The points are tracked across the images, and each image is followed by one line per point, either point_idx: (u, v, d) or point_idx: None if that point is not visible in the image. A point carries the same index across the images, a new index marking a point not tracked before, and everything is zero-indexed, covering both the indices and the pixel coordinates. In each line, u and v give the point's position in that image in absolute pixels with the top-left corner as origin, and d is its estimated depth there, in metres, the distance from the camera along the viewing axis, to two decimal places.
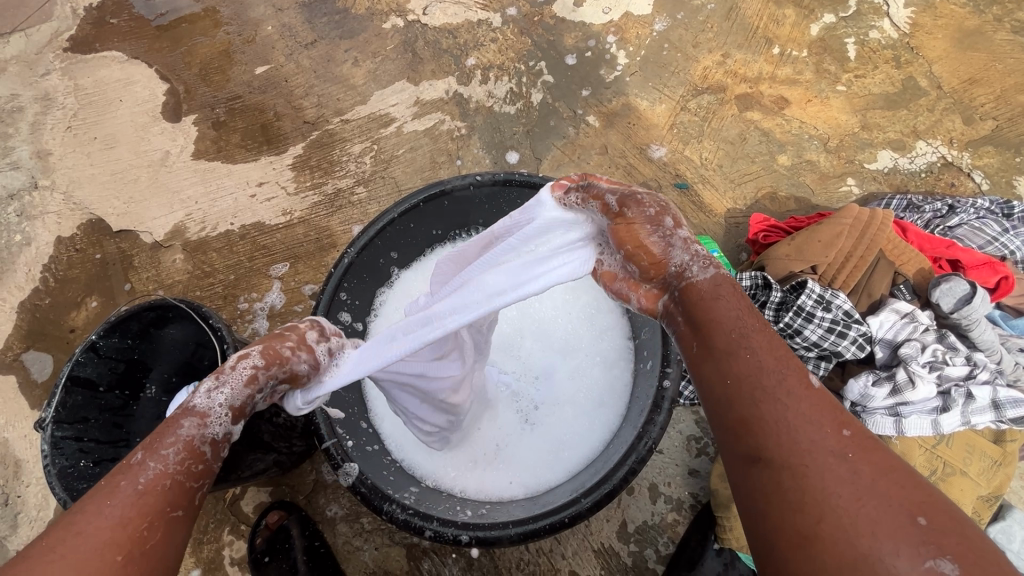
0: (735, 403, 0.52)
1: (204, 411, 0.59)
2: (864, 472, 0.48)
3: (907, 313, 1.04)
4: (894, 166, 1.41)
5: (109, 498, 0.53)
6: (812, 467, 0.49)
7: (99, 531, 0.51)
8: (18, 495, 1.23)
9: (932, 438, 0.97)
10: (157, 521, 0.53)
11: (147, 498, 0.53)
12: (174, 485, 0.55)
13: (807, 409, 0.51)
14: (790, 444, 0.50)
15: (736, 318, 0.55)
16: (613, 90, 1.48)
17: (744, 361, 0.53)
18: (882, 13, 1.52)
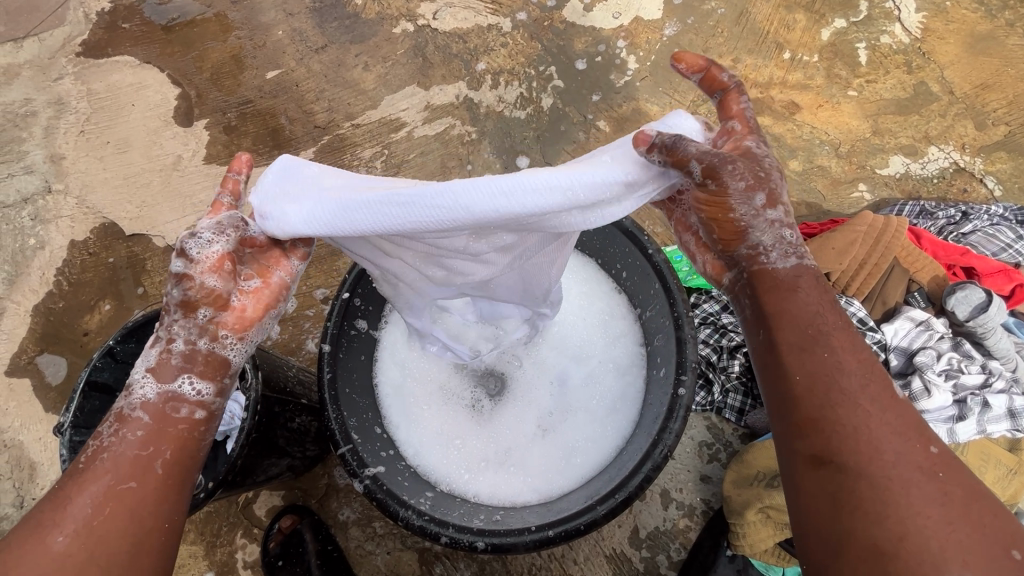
0: (821, 408, 0.57)
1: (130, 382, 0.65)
2: (950, 496, 0.53)
3: (922, 321, 1.04)
4: (906, 171, 1.40)
5: (61, 484, 0.60)
6: (897, 483, 0.53)
7: (47, 514, 0.58)
8: (33, 497, 1.24)
9: (947, 446, 0.97)
10: (108, 494, 0.59)
11: (92, 477, 0.60)
12: (113, 461, 0.61)
13: (893, 425, 0.56)
14: (874, 456, 0.54)
15: (814, 313, 0.62)
16: (623, 95, 1.49)
17: (828, 366, 0.58)
18: (893, 18, 1.52)
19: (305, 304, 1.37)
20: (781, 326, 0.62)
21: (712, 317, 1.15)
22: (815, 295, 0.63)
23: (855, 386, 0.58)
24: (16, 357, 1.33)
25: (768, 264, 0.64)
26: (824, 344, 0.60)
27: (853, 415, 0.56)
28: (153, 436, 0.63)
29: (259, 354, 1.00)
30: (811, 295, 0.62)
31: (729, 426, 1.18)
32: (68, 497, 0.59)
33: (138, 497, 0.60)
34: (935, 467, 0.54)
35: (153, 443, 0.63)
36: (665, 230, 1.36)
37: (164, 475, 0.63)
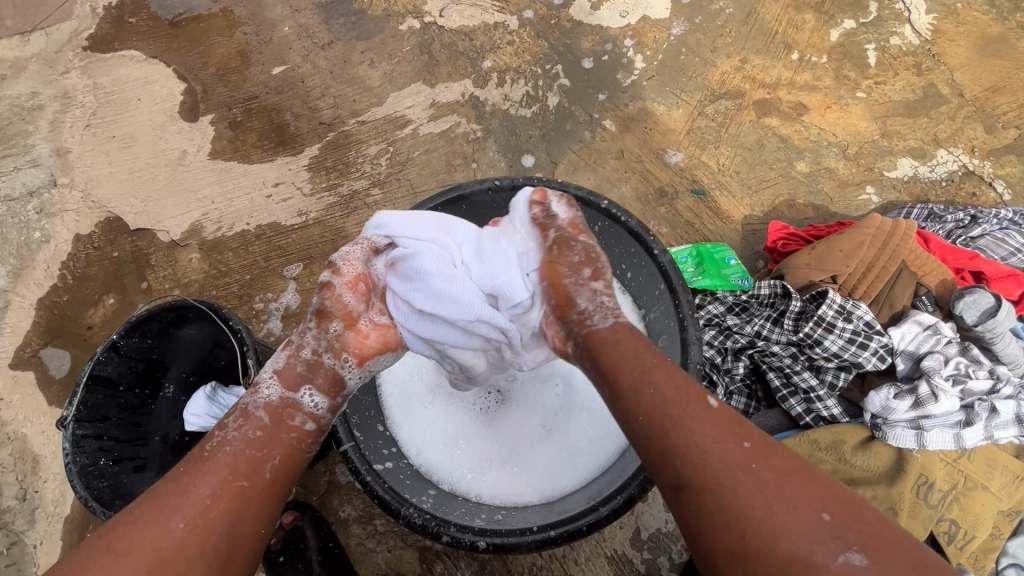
0: (663, 445, 0.62)
1: (255, 382, 0.74)
2: (793, 488, 0.56)
3: (930, 325, 1.03)
4: (914, 174, 1.39)
5: (187, 466, 0.66)
6: (726, 484, 0.57)
7: (170, 496, 0.62)
8: (36, 491, 1.24)
9: (954, 452, 0.97)
10: (224, 488, 0.64)
11: (213, 468, 0.65)
12: (234, 457, 0.66)
13: (726, 443, 0.60)
14: (717, 472, 0.58)
15: (634, 356, 0.69)
16: (629, 94, 1.48)
17: (660, 403, 0.64)
18: (903, 19, 1.51)
19: (309, 300, 1.37)
20: (634, 380, 0.66)
21: (717, 318, 1.13)
22: (638, 345, 0.71)
23: (682, 413, 0.62)
24: (20, 350, 1.33)
25: (592, 327, 0.74)
26: (671, 392, 0.64)
27: (694, 442, 0.60)
28: (265, 438, 0.70)
29: (262, 351, 1.00)
30: (637, 341, 0.71)
31: None
32: (189, 483, 0.63)
33: (250, 497, 0.65)
34: (776, 471, 0.57)
35: (269, 447, 0.69)
36: (670, 231, 1.36)
37: (271, 480, 0.68)
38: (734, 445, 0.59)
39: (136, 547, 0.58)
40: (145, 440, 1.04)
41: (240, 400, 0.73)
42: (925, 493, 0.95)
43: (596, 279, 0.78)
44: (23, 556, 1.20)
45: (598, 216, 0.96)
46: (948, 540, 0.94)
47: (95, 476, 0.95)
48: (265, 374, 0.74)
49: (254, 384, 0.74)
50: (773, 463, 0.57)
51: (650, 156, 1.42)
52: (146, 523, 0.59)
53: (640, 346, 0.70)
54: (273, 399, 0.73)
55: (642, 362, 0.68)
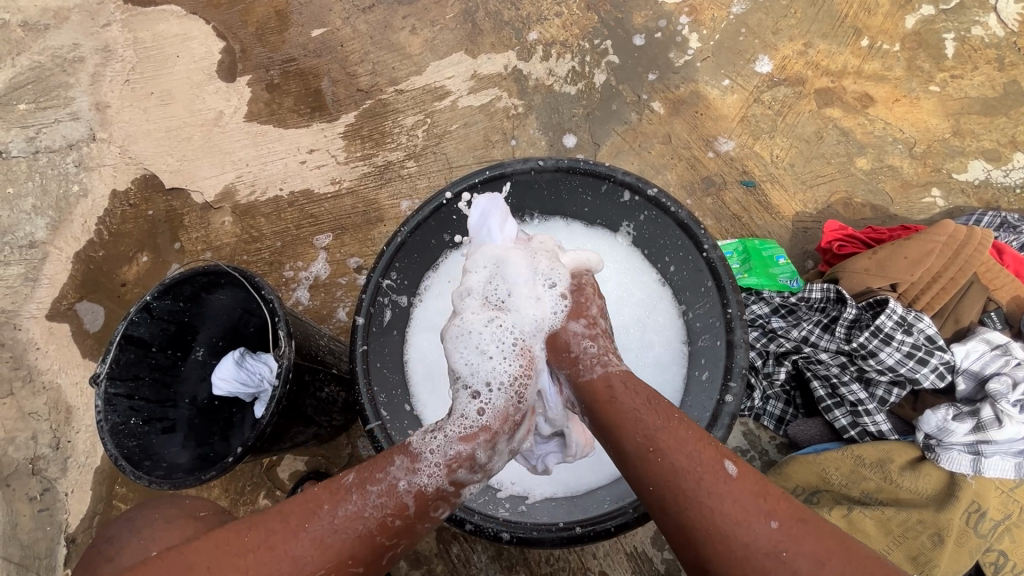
0: (667, 492, 0.59)
1: (415, 459, 0.67)
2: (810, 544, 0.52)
3: (1000, 345, 0.96)
4: (986, 178, 1.30)
5: (311, 524, 0.61)
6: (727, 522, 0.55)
7: (286, 556, 0.58)
8: (69, 441, 1.27)
9: (1011, 480, 0.91)
10: (338, 571, 0.60)
11: (340, 545, 0.61)
12: (364, 540, 0.62)
13: (738, 481, 0.58)
14: (730, 518, 0.55)
15: (634, 411, 0.65)
16: (681, 75, 1.40)
17: (659, 438, 0.62)
18: (988, 8, 1.38)
19: (339, 272, 1.35)
20: (625, 417, 0.65)
21: (761, 320, 1.07)
22: (651, 402, 0.66)
23: (696, 454, 0.60)
24: (57, 302, 1.35)
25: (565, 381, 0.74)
26: (655, 418, 0.64)
27: (709, 484, 0.57)
28: (402, 526, 0.65)
29: (292, 321, 0.98)
30: (635, 395, 0.66)
31: (766, 433, 1.10)
32: (307, 553, 0.59)
33: None
34: (791, 516, 0.55)
35: (398, 535, 0.65)
36: (714, 224, 1.30)
37: (385, 565, 0.65)
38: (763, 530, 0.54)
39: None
40: (174, 402, 1.05)
41: (389, 455, 0.68)
42: (975, 521, 0.90)
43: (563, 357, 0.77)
44: (55, 501, 1.24)
45: (645, 205, 0.91)
46: (994, 571, 0.90)
47: (125, 435, 0.95)
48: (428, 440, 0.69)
49: (412, 458, 0.67)
50: (786, 511, 0.55)
51: (699, 143, 1.35)
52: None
53: (640, 401, 0.66)
54: (427, 487, 0.66)
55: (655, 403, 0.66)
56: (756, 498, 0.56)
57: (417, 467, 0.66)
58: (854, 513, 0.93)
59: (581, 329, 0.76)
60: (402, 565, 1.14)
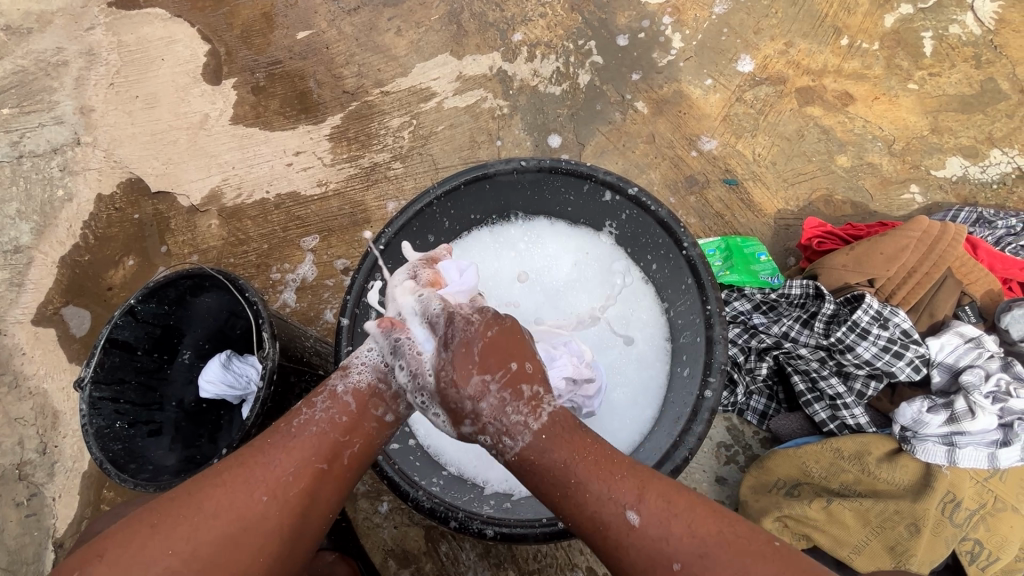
0: (586, 533, 0.62)
1: (345, 364, 0.72)
2: (713, 570, 0.56)
3: (973, 338, 0.99)
4: (963, 174, 1.32)
5: (273, 437, 0.66)
6: (638, 562, 0.59)
7: (254, 467, 0.64)
8: (55, 446, 1.27)
9: (985, 471, 0.94)
10: (304, 470, 0.65)
11: (299, 446, 0.66)
12: (319, 438, 0.66)
13: (646, 528, 0.59)
14: (643, 569, 0.59)
15: (558, 466, 0.63)
16: (664, 75, 1.41)
17: (572, 495, 0.62)
18: (965, 6, 1.40)
19: (326, 274, 1.36)
20: (542, 473, 0.64)
21: (742, 316, 1.10)
22: (563, 444, 0.64)
23: (610, 499, 0.61)
24: (42, 307, 1.35)
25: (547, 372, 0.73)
26: (566, 467, 0.63)
27: (618, 538, 0.60)
28: (351, 423, 0.69)
29: (277, 323, 0.98)
30: (548, 461, 0.64)
31: (750, 428, 1.12)
32: (274, 456, 0.65)
33: (327, 483, 0.66)
34: (695, 550, 0.58)
35: (352, 432, 0.68)
36: (698, 222, 1.31)
37: (352, 465, 0.68)
38: (658, 528, 0.59)
39: (221, 515, 0.61)
40: (160, 405, 1.05)
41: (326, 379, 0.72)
42: (951, 511, 0.92)
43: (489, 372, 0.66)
44: (43, 507, 1.23)
45: (626, 204, 0.92)
46: (970, 560, 0.92)
47: (110, 439, 0.95)
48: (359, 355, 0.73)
49: (344, 365, 0.72)
50: (690, 537, 0.58)
51: (682, 142, 1.37)
52: (230, 489, 0.62)
53: (568, 448, 0.64)
54: (362, 386, 0.70)
55: (581, 444, 0.65)
56: (664, 539, 0.59)
57: (349, 373, 0.71)
58: (833, 505, 0.95)
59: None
60: (391, 564, 1.15)
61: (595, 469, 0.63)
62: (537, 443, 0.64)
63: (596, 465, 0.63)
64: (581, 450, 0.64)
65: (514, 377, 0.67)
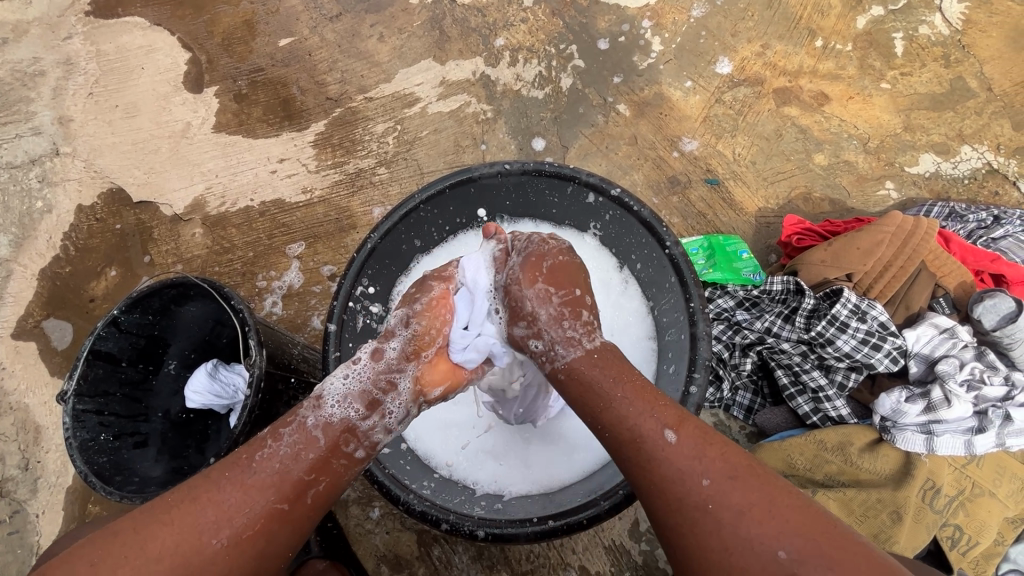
0: (621, 445, 0.66)
1: (317, 397, 0.70)
2: (744, 494, 0.60)
3: (947, 328, 1.01)
4: (936, 170, 1.35)
5: (230, 471, 0.65)
6: (661, 464, 0.63)
7: (207, 504, 0.63)
8: (38, 461, 1.24)
9: (962, 457, 0.97)
10: (261, 512, 0.63)
11: (257, 485, 0.64)
12: (280, 477, 0.65)
13: (681, 447, 0.63)
14: (672, 480, 0.62)
15: (610, 384, 0.70)
16: (645, 78, 1.43)
17: (613, 415, 0.67)
18: (934, 7, 1.45)
19: (312, 280, 1.35)
20: (582, 390, 0.71)
21: (726, 313, 1.11)
22: (607, 370, 0.71)
23: (642, 422, 0.66)
24: (22, 320, 1.32)
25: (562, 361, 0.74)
26: (609, 387, 0.70)
27: (652, 452, 0.64)
28: (318, 461, 0.68)
29: (264, 331, 0.98)
30: (603, 371, 0.71)
31: (736, 423, 1.13)
32: (229, 496, 0.63)
33: (285, 522, 0.65)
34: (726, 473, 0.62)
35: (318, 471, 0.67)
36: (681, 221, 1.33)
37: (313, 504, 0.67)
38: (688, 444, 0.64)
39: (167, 557, 0.59)
40: (146, 416, 1.04)
41: (297, 408, 0.70)
42: (931, 497, 0.95)
43: (554, 289, 0.77)
44: (25, 524, 1.21)
45: (609, 205, 0.93)
46: (951, 545, 0.95)
47: (94, 452, 0.94)
48: (333, 383, 0.72)
49: (318, 396, 0.71)
50: (723, 465, 0.62)
51: (664, 144, 1.39)
52: (181, 530, 0.61)
53: (616, 368, 0.71)
54: (334, 422, 0.69)
55: (623, 370, 0.71)
56: (696, 460, 0.63)
57: (323, 405, 0.70)
58: (818, 496, 0.96)
59: (526, 332, 0.78)
60: (384, 570, 1.15)
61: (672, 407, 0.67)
62: (585, 359, 0.73)
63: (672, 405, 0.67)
64: (653, 386, 0.70)
65: (575, 300, 0.78)
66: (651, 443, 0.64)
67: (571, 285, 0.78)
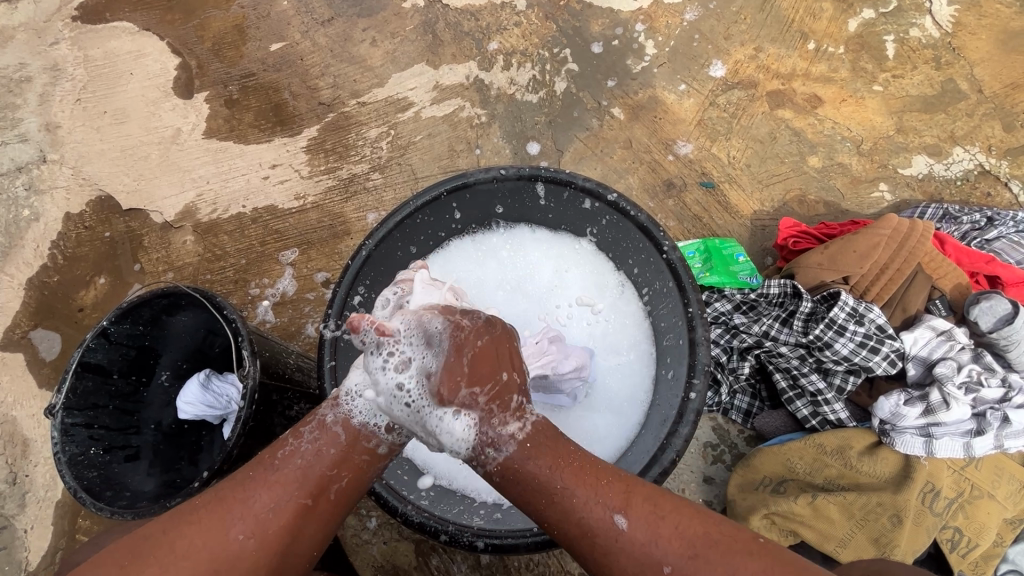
0: (580, 552, 0.60)
1: (336, 394, 0.68)
2: (711, 571, 0.55)
3: (944, 331, 1.02)
4: (929, 172, 1.36)
5: (255, 469, 0.63)
6: (613, 558, 0.58)
7: (233, 501, 0.61)
8: (26, 475, 1.22)
9: (961, 460, 0.98)
10: (295, 507, 0.61)
11: (281, 479, 0.62)
12: (304, 472, 0.63)
13: (634, 533, 0.58)
14: (633, 572, 0.58)
15: (560, 488, 0.61)
16: (639, 81, 1.43)
17: (559, 509, 0.60)
18: (923, 10, 1.46)
19: (306, 287, 1.34)
20: (531, 490, 0.62)
21: (724, 316, 1.11)
22: (545, 459, 0.62)
23: (590, 515, 0.60)
24: (9, 331, 1.30)
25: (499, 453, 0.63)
26: (546, 477, 0.62)
27: (607, 545, 0.59)
28: (340, 456, 0.64)
29: (257, 341, 0.96)
30: (535, 462, 0.62)
31: (734, 427, 1.13)
32: (254, 490, 0.61)
33: (312, 517, 0.62)
34: (686, 551, 0.57)
35: (341, 467, 0.64)
36: (677, 224, 1.33)
37: (340, 500, 0.64)
38: (639, 529, 0.58)
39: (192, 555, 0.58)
40: (138, 428, 1.02)
41: (318, 407, 0.68)
42: (930, 500, 0.96)
43: (477, 385, 0.64)
44: (13, 540, 1.18)
45: (606, 210, 0.93)
46: (951, 548, 0.96)
47: (84, 467, 0.92)
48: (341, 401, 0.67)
49: (335, 395, 0.68)
50: (674, 536, 0.58)
51: (659, 147, 1.39)
52: (205, 529, 0.59)
53: (544, 465, 0.62)
54: (354, 418, 0.66)
55: (560, 451, 0.63)
56: (653, 544, 0.58)
57: (338, 405, 0.66)
58: (819, 500, 0.97)
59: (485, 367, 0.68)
60: None
61: (619, 517, 0.59)
62: (524, 455, 0.62)
63: (620, 509, 0.59)
64: (590, 469, 0.62)
65: (502, 390, 0.65)
66: (607, 543, 0.58)
67: (495, 371, 0.65)
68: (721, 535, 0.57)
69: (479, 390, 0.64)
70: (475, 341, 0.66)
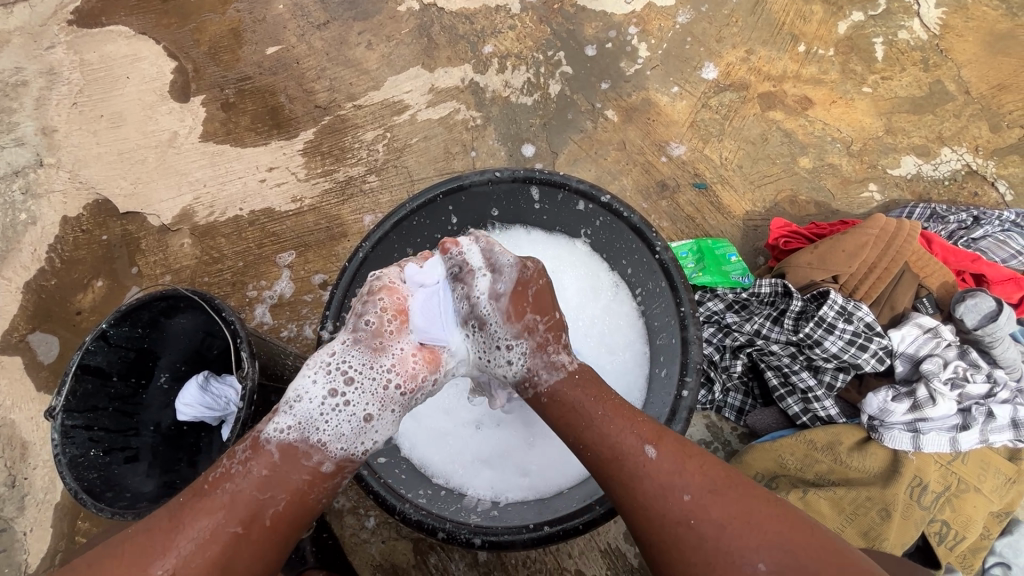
0: (604, 474, 0.66)
1: (274, 412, 0.70)
2: (724, 507, 0.60)
3: (931, 328, 1.04)
4: (917, 172, 1.38)
5: (186, 499, 0.65)
6: (638, 482, 0.63)
7: (161, 533, 0.62)
8: (25, 478, 1.22)
9: (948, 454, 1.00)
10: (222, 535, 0.62)
11: (208, 507, 0.63)
12: (230, 500, 0.64)
13: (661, 463, 0.63)
14: (653, 497, 0.62)
15: (600, 416, 0.68)
16: (632, 84, 1.45)
17: (594, 432, 0.67)
18: (911, 13, 1.48)
19: (303, 289, 1.35)
20: (570, 413, 0.70)
21: (716, 316, 1.12)
22: (589, 390, 0.71)
23: (621, 441, 0.66)
24: (7, 334, 1.30)
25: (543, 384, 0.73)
26: (589, 406, 0.69)
27: (633, 469, 0.64)
28: (272, 479, 0.66)
29: (255, 342, 0.97)
30: (580, 391, 0.71)
31: (727, 424, 1.15)
32: (181, 523, 0.63)
33: (241, 545, 0.63)
34: (706, 486, 0.62)
35: (270, 490, 0.65)
36: (670, 225, 1.35)
37: (273, 525, 0.65)
38: (666, 459, 0.64)
39: None
40: (137, 430, 1.03)
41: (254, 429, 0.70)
42: (918, 494, 0.98)
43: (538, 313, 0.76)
44: (12, 542, 1.19)
45: (599, 211, 0.94)
46: (939, 541, 0.98)
47: (84, 468, 0.93)
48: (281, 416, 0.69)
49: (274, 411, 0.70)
50: (699, 478, 0.62)
51: (652, 149, 1.40)
52: (133, 562, 0.61)
53: (587, 393, 0.70)
54: (291, 436, 0.68)
55: (603, 390, 0.71)
56: (676, 474, 0.63)
57: (279, 418, 0.69)
58: (809, 495, 0.99)
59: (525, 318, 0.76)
60: None
61: (648, 447, 0.65)
62: (569, 385, 0.72)
63: (652, 441, 0.65)
64: (631, 407, 0.69)
65: (556, 323, 0.77)
66: (631, 464, 0.64)
67: (544, 309, 0.76)
68: (739, 481, 0.62)
69: (539, 317, 0.75)
70: (537, 281, 0.77)
